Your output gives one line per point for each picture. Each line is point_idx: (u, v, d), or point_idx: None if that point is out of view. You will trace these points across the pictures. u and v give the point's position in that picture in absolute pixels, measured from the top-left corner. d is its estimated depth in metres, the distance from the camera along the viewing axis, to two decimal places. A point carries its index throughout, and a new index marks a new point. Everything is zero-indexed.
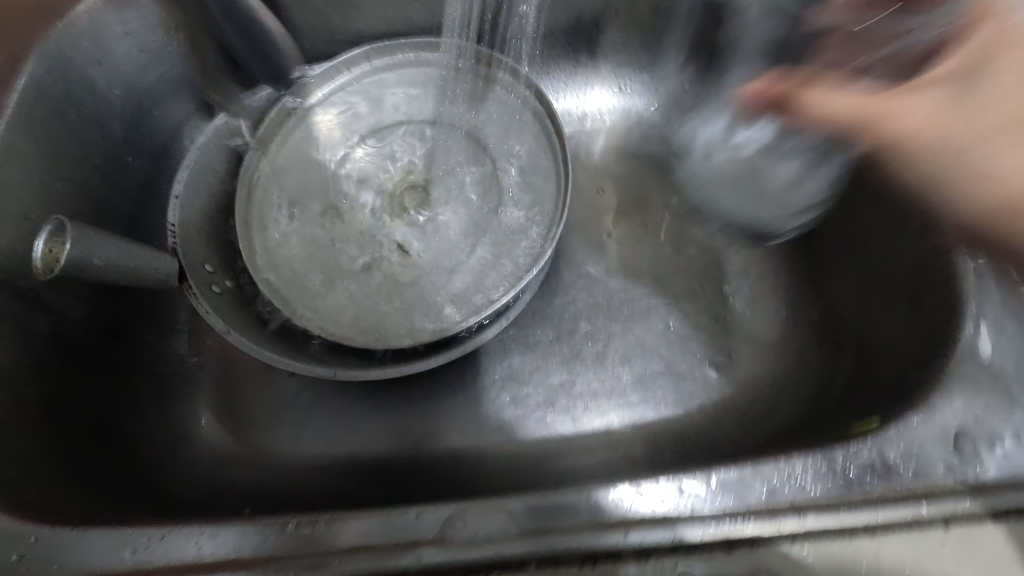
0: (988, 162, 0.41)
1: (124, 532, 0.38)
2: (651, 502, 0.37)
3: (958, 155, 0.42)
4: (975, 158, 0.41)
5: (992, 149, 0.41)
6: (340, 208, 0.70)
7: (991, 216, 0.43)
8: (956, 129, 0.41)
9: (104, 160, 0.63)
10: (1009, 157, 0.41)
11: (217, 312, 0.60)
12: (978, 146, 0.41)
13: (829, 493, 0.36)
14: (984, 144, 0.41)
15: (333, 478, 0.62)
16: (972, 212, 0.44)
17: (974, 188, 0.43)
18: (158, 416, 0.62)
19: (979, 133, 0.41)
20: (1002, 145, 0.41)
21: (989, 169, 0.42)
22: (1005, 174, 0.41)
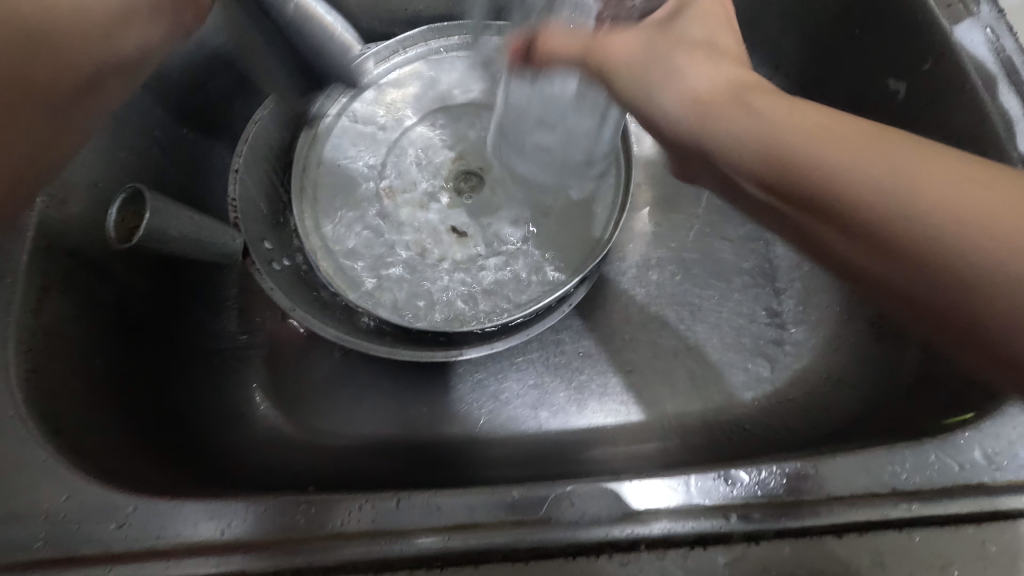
0: (685, 83, 0.40)
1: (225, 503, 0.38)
2: (757, 488, 0.37)
3: (710, 127, 0.38)
4: (721, 104, 0.38)
5: (818, 146, 0.34)
6: (393, 189, 0.69)
7: (774, 180, 0.36)
8: (728, 107, 0.38)
9: (165, 131, 0.62)
10: (693, 70, 0.41)
11: (280, 290, 0.59)
12: (791, 140, 0.35)
13: (930, 481, 0.36)
14: (657, 64, 0.42)
15: (385, 461, 0.61)
16: (738, 151, 0.37)
17: (752, 178, 0.37)
18: (213, 392, 0.61)
19: (700, 61, 0.41)
20: (690, 66, 0.41)
21: (757, 134, 0.36)
22: (699, 90, 0.40)
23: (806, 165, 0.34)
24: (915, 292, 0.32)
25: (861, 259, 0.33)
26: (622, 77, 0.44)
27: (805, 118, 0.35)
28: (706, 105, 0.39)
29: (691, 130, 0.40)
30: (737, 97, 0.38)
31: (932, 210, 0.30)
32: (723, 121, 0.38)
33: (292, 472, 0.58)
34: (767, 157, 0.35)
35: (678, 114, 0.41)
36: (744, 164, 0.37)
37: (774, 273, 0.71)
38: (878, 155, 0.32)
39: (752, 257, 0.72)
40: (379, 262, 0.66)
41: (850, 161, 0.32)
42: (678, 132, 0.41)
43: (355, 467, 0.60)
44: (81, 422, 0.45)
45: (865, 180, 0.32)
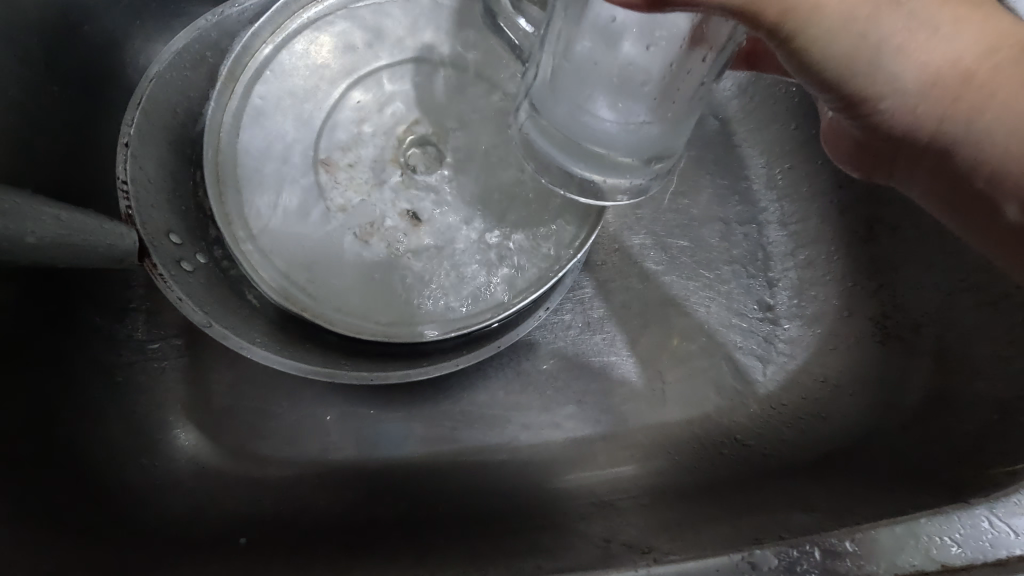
0: (942, 52, 0.33)
1: None
2: (786, 571, 0.30)
3: (970, 117, 0.34)
4: (982, 82, 0.33)
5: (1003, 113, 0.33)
6: (332, 165, 0.57)
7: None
8: (967, 98, 0.34)
9: (25, 93, 0.48)
10: (911, 56, 0.33)
11: (194, 300, 0.49)
12: (980, 114, 0.34)
13: (984, 553, 0.31)
14: (880, 30, 0.32)
15: (334, 492, 0.52)
16: (996, 145, 0.34)
17: (1014, 198, 0.35)
18: (118, 419, 0.50)
19: (953, 15, 0.33)
20: (920, 47, 0.33)
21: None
22: (931, 67, 0.33)
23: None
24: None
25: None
26: (829, 39, 0.31)
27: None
28: (956, 83, 0.34)
29: (939, 122, 0.35)
30: (960, 88, 0.34)
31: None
32: (992, 110, 0.34)
33: (222, 514, 0.50)
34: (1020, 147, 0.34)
35: (924, 93, 0.34)
36: (1008, 184, 0.35)
37: (767, 261, 0.63)
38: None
39: (744, 242, 0.64)
40: (317, 254, 0.55)
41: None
42: (897, 118, 0.36)
43: (298, 504, 0.51)
44: None
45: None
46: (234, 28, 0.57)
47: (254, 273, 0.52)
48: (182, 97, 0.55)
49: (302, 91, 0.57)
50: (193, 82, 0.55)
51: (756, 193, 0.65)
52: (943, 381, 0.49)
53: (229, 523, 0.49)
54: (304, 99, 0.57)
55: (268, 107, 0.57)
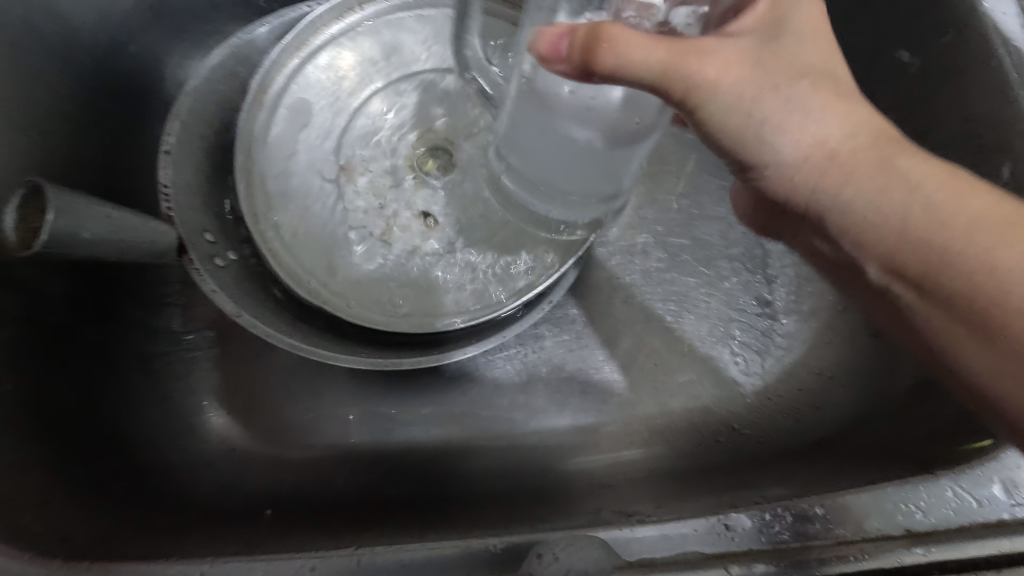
0: (814, 133, 0.36)
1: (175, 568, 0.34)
2: (759, 533, 0.33)
3: (837, 191, 0.37)
4: (845, 165, 0.36)
5: (870, 190, 0.36)
6: (352, 169, 0.62)
7: (899, 262, 0.35)
8: (830, 176, 0.36)
9: (79, 106, 0.53)
10: (788, 136, 0.36)
11: (225, 292, 0.53)
12: (850, 188, 0.36)
13: (946, 519, 0.33)
14: (765, 112, 0.36)
15: (352, 471, 0.57)
16: (855, 220, 0.37)
17: (874, 259, 0.37)
18: (156, 403, 0.55)
19: (834, 102, 0.36)
20: (794, 126, 0.36)
21: (894, 210, 0.35)
22: (803, 147, 0.36)
23: (924, 240, 0.34)
24: (987, 372, 0.34)
25: (957, 349, 0.35)
26: (719, 117, 0.36)
27: (975, 209, 0.34)
28: (831, 161, 0.36)
29: (811, 192, 0.37)
30: (835, 164, 0.36)
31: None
32: (854, 188, 0.36)
33: (249, 491, 0.54)
34: (891, 228, 0.35)
35: (800, 166, 0.37)
36: (873, 251, 0.36)
37: (765, 260, 0.66)
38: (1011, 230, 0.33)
39: (742, 241, 0.67)
40: (340, 252, 0.59)
41: (905, 208, 0.35)
42: (778, 184, 0.39)
43: (318, 482, 0.55)
44: None
45: (994, 272, 0.33)
46: (264, 46, 0.62)
47: (280, 269, 0.56)
48: (215, 108, 0.59)
49: (326, 103, 0.62)
50: (226, 96, 0.61)
51: None
52: None
53: (252, 502, 0.52)
54: (328, 110, 0.62)
55: (294, 118, 0.61)
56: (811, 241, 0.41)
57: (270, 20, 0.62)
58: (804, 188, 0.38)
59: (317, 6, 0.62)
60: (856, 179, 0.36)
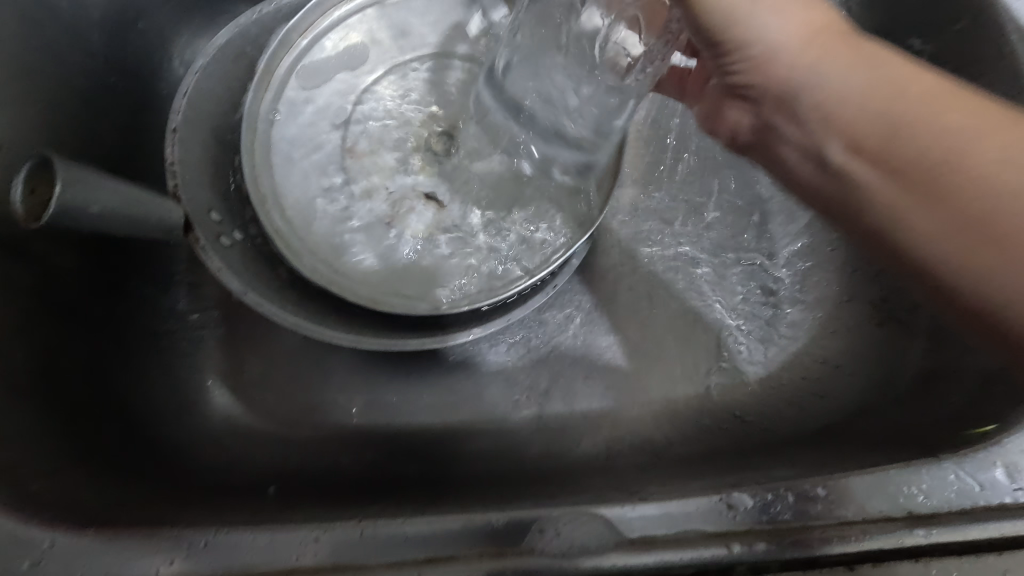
0: (781, 19, 0.41)
1: (180, 536, 0.34)
2: (761, 512, 0.33)
3: (806, 72, 0.41)
4: (820, 50, 0.41)
5: (831, 71, 0.41)
6: (359, 152, 0.62)
7: (861, 137, 0.40)
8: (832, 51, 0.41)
9: (87, 81, 0.53)
10: (775, 24, 0.41)
11: (230, 270, 0.53)
12: (812, 69, 0.41)
13: (947, 502, 0.33)
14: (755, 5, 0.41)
15: (356, 452, 0.57)
16: (824, 101, 0.41)
17: (837, 134, 0.41)
18: (162, 380, 0.55)
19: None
20: (782, 13, 0.41)
21: (846, 87, 0.40)
22: (782, 33, 0.41)
23: (896, 132, 0.38)
24: (966, 265, 0.35)
25: (914, 229, 0.37)
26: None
27: (949, 116, 0.37)
28: (809, 44, 0.41)
29: (789, 70, 0.42)
30: (823, 44, 0.41)
31: (986, 194, 0.34)
32: (824, 66, 0.41)
33: (253, 468, 0.54)
34: (869, 121, 0.39)
35: (787, 43, 0.41)
36: (833, 123, 0.41)
37: (771, 248, 0.65)
38: (957, 120, 0.37)
39: (750, 230, 0.66)
40: (346, 234, 0.60)
41: (852, 93, 0.40)
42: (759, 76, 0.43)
43: (323, 461, 0.56)
44: (5, 432, 0.41)
45: (937, 161, 0.36)
46: (272, 26, 0.62)
47: (286, 249, 0.56)
48: (223, 88, 0.59)
49: (334, 85, 0.62)
50: (233, 75, 0.60)
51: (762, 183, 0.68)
52: (937, 354, 0.51)
53: (255, 479, 0.53)
54: (335, 92, 0.62)
55: (301, 99, 0.61)
56: (782, 144, 0.46)
57: (277, 0, 0.62)
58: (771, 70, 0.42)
59: None
60: (813, 69, 0.41)
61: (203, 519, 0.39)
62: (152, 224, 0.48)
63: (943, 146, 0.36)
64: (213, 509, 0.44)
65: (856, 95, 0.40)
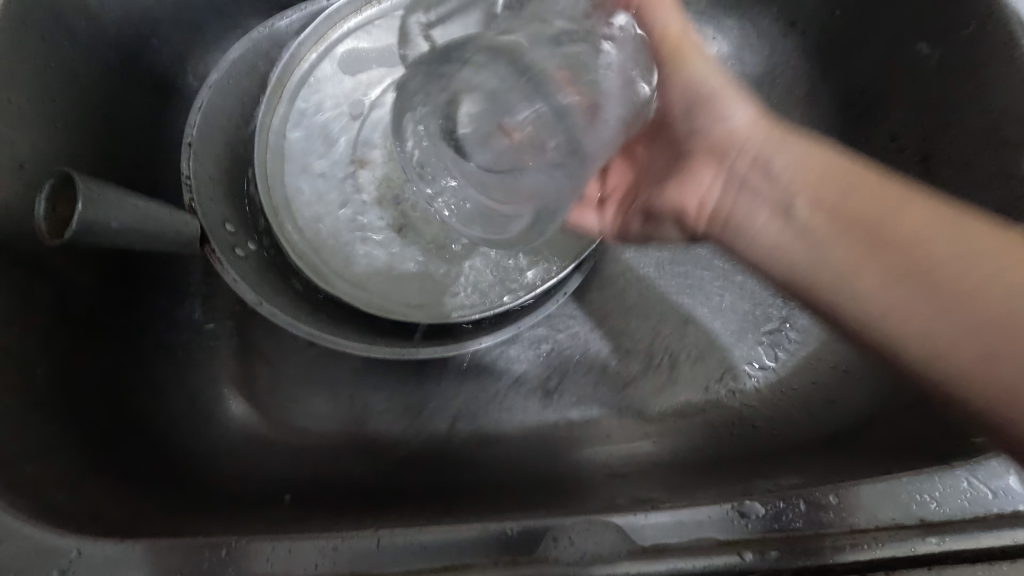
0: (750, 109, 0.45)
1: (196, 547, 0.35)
2: (773, 520, 0.34)
3: (770, 152, 0.44)
4: (770, 138, 0.44)
5: (785, 160, 0.43)
6: (369, 162, 0.63)
7: (823, 199, 0.41)
8: (760, 132, 0.45)
9: (103, 98, 0.54)
10: (733, 107, 0.45)
11: (244, 280, 0.54)
12: (775, 152, 0.44)
13: (960, 510, 0.33)
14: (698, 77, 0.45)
15: (370, 459, 0.58)
16: (786, 177, 0.43)
17: (796, 204, 0.42)
18: (180, 389, 0.56)
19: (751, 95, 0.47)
20: (740, 99, 0.45)
21: (804, 171, 0.43)
22: (739, 125, 0.45)
23: (870, 227, 0.39)
24: (943, 352, 0.35)
25: (891, 313, 0.37)
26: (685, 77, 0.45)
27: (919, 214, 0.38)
28: (771, 132, 0.45)
29: (748, 149, 0.44)
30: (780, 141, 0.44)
31: (933, 269, 0.36)
32: (785, 154, 0.44)
33: (268, 476, 0.55)
34: (839, 207, 0.40)
35: (748, 129, 0.45)
36: (785, 196, 0.43)
37: None
38: (912, 206, 0.39)
39: None
40: (358, 243, 0.61)
41: (827, 178, 0.42)
42: (715, 143, 0.46)
43: (337, 468, 0.57)
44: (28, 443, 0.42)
45: (878, 287, 0.38)
46: (283, 39, 0.63)
47: (300, 260, 0.57)
48: (236, 101, 0.60)
49: (345, 96, 0.63)
50: (246, 88, 0.61)
51: None
52: None
53: (270, 486, 0.54)
54: (347, 103, 0.63)
55: (313, 110, 0.62)
56: (751, 214, 0.44)
57: (289, 14, 0.63)
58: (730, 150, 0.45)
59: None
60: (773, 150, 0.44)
61: (220, 529, 0.40)
62: (170, 237, 0.49)
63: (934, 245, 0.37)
64: (230, 518, 0.45)
65: (834, 178, 0.42)
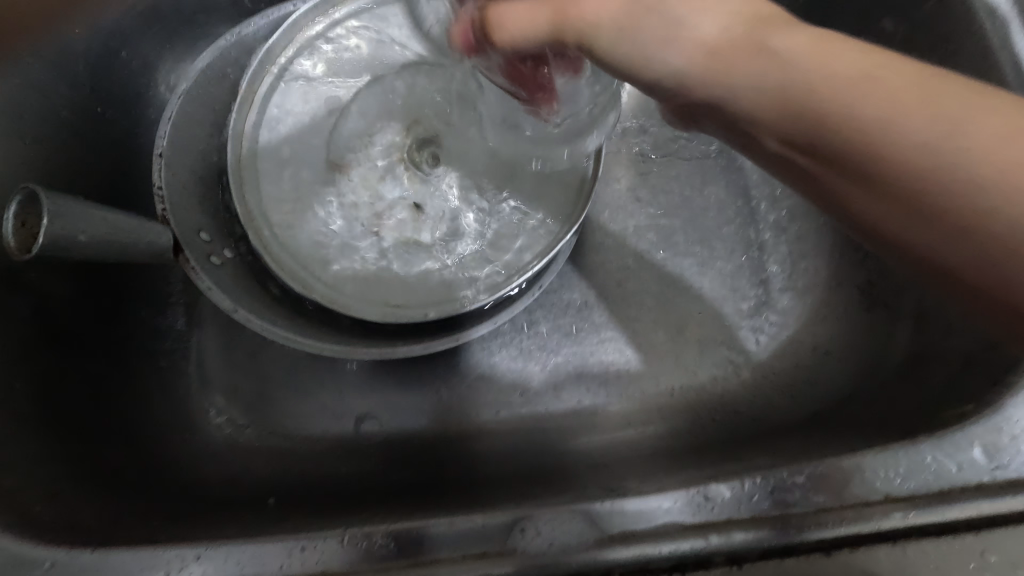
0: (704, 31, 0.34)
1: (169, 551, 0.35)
2: (738, 502, 0.34)
3: (741, 61, 0.33)
4: (767, 32, 0.33)
5: (787, 51, 0.32)
6: (343, 165, 0.63)
7: (793, 131, 0.33)
8: (741, 52, 0.33)
9: (72, 113, 0.55)
10: (707, 9, 0.34)
11: (220, 288, 0.54)
12: (797, 61, 0.32)
13: (925, 485, 0.34)
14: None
15: (355, 460, 0.58)
16: (758, 112, 0.34)
17: (767, 130, 0.35)
18: (162, 398, 0.57)
19: None
20: (709, 1, 0.34)
21: (788, 83, 0.32)
22: (711, 38, 0.34)
23: (879, 145, 0.30)
24: (959, 281, 0.33)
25: (951, 264, 0.32)
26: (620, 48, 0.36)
27: (983, 120, 0.29)
28: (758, 15, 0.34)
29: (719, 81, 0.34)
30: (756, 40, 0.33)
31: (999, 181, 0.28)
32: (768, 52, 0.33)
33: (254, 480, 0.55)
34: (815, 124, 0.32)
35: (720, 39, 0.34)
36: (773, 121, 0.34)
37: (758, 237, 0.65)
38: (953, 118, 0.29)
39: (737, 221, 0.66)
40: (336, 247, 0.61)
41: (839, 83, 0.31)
42: (705, 92, 0.35)
43: (322, 470, 0.57)
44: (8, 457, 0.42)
45: (953, 168, 0.29)
46: (252, 45, 0.63)
47: (277, 265, 0.58)
48: (207, 110, 0.61)
49: (317, 100, 0.63)
50: (217, 96, 0.61)
51: (747, 172, 0.67)
52: (923, 336, 0.51)
53: (256, 490, 0.54)
54: (320, 107, 0.64)
55: (286, 115, 0.63)
56: (755, 137, 0.37)
57: (256, 21, 0.63)
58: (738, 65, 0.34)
59: (301, 5, 0.63)
60: (761, 60, 0.33)
61: (199, 534, 0.41)
62: (143, 249, 0.49)
63: (922, 136, 0.30)
64: (213, 523, 0.45)
65: (807, 82, 0.32)
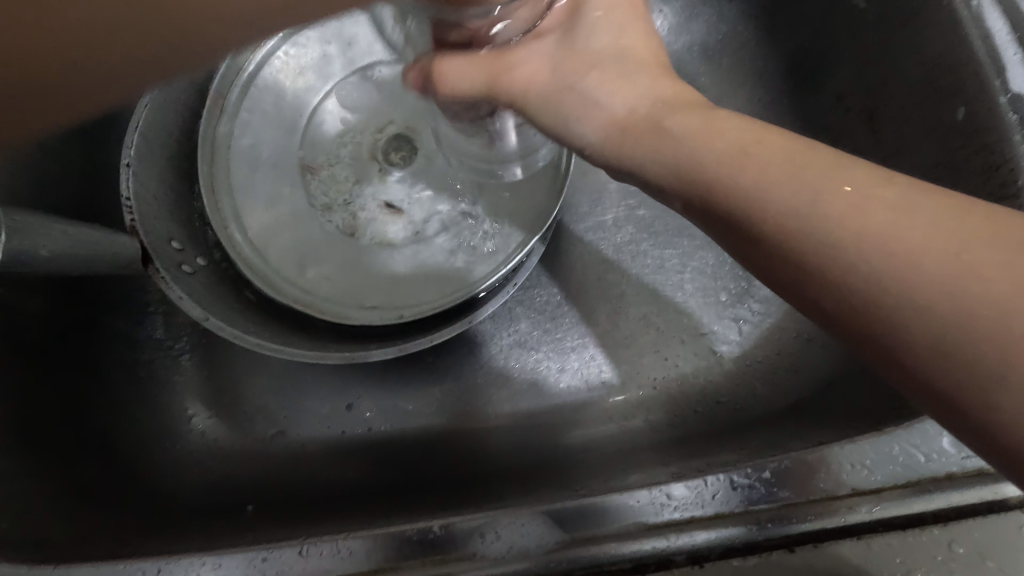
0: (607, 109, 0.37)
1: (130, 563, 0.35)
2: (699, 500, 0.34)
3: (654, 138, 0.35)
4: (679, 112, 0.35)
5: (694, 130, 0.34)
6: (316, 167, 0.63)
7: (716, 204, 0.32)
8: (643, 135, 0.35)
9: None
10: (615, 90, 0.37)
11: (191, 297, 0.53)
12: (699, 142, 0.33)
13: (893, 477, 0.33)
14: (587, 82, 0.38)
15: (337, 464, 0.58)
16: (660, 177, 0.35)
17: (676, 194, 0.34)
18: (142, 408, 0.57)
19: (619, 73, 0.38)
20: (616, 81, 0.38)
21: (703, 152, 0.33)
22: (621, 114, 0.37)
23: (818, 244, 0.28)
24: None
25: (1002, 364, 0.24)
26: (544, 114, 0.40)
27: (911, 223, 0.26)
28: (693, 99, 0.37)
29: (621, 149, 0.37)
30: (655, 121, 0.35)
31: (832, 236, 0.28)
32: (675, 120, 0.35)
33: (236, 488, 0.55)
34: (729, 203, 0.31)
35: (625, 110, 0.37)
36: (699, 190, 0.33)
37: None
38: (872, 190, 0.28)
39: None
40: (312, 250, 0.61)
41: (763, 160, 0.31)
42: (619, 163, 0.37)
43: (303, 475, 0.57)
44: None
45: (814, 222, 0.28)
46: None
47: (249, 271, 0.57)
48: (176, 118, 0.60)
49: (289, 103, 0.63)
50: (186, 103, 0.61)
51: None
52: None
53: (237, 497, 0.54)
54: (292, 111, 0.63)
55: (259, 117, 0.62)
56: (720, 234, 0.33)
57: None
58: (644, 125, 0.36)
59: None
60: (668, 132, 0.34)
61: (167, 547, 0.40)
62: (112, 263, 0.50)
63: (878, 272, 0.26)
64: (191, 532, 0.46)
65: (728, 169, 0.31)
